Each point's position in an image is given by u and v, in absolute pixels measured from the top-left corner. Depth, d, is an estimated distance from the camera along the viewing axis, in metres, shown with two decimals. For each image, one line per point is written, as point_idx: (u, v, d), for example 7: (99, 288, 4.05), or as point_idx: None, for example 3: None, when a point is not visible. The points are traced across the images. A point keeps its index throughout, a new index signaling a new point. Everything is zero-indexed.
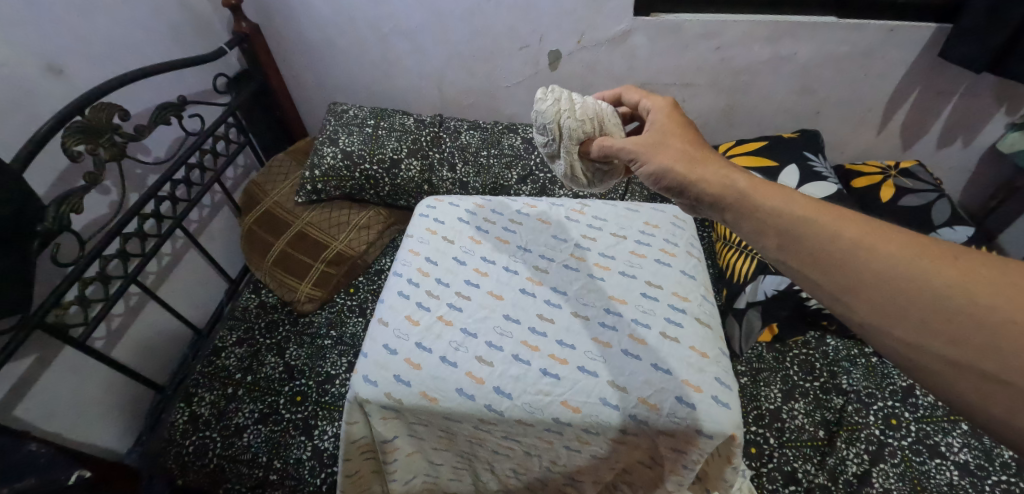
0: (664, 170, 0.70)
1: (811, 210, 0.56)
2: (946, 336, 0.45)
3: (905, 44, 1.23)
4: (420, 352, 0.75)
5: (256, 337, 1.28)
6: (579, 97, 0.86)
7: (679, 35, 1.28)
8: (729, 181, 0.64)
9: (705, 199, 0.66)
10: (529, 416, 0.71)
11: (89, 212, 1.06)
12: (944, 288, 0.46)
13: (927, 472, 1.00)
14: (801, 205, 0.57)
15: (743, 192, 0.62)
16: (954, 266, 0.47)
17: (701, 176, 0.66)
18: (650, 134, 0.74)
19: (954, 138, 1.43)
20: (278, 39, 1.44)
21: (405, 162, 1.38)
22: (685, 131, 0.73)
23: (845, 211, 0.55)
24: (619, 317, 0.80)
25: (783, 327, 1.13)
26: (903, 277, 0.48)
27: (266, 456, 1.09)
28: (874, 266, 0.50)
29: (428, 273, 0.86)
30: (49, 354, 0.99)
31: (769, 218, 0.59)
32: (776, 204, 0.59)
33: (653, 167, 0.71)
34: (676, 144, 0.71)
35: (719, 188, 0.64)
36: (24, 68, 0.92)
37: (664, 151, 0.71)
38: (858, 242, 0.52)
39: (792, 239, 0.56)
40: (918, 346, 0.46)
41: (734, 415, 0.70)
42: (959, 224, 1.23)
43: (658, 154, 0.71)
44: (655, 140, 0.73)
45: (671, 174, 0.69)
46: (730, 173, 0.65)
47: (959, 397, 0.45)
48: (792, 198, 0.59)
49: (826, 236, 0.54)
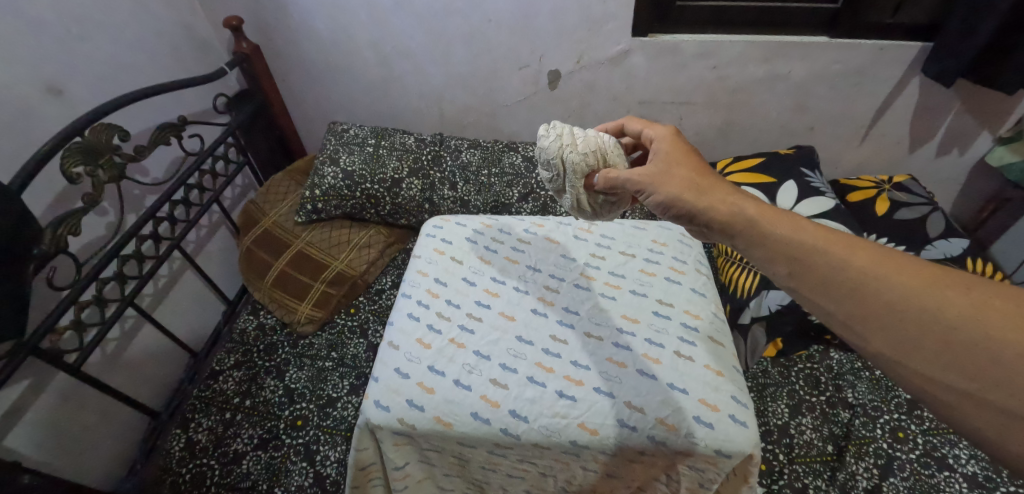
0: (672, 201, 0.70)
1: (820, 236, 0.57)
2: (960, 370, 0.45)
3: (894, 62, 1.27)
4: (433, 376, 0.74)
5: (255, 360, 1.26)
6: (580, 131, 0.87)
7: (677, 54, 1.30)
8: (737, 209, 0.65)
9: (714, 228, 0.67)
10: (547, 439, 0.70)
11: (86, 233, 1.05)
12: (956, 321, 0.46)
13: (937, 485, 1.00)
14: (810, 232, 0.58)
15: (752, 221, 0.63)
16: (968, 298, 0.46)
17: (710, 202, 0.67)
18: (656, 166, 0.74)
19: (945, 152, 1.47)
20: (278, 60, 1.44)
21: (406, 182, 1.39)
22: (692, 161, 0.73)
23: (853, 239, 0.55)
24: (632, 337, 0.80)
25: (788, 341, 1.13)
26: (915, 308, 0.48)
27: (265, 484, 1.06)
28: (886, 299, 0.50)
29: (438, 294, 0.86)
30: (42, 380, 0.96)
31: (780, 247, 0.59)
32: (786, 233, 0.59)
33: (661, 197, 0.71)
34: (682, 173, 0.71)
35: (728, 216, 0.65)
36: (25, 90, 0.91)
37: (671, 181, 0.71)
38: (870, 271, 0.52)
39: (803, 268, 0.56)
40: (939, 381, 0.46)
41: (752, 434, 0.69)
42: (953, 236, 1.25)
43: (665, 185, 0.71)
44: (661, 170, 0.73)
45: (679, 204, 0.69)
46: (739, 200, 0.65)
47: (978, 431, 0.45)
48: (802, 226, 0.59)
49: (837, 264, 0.54)
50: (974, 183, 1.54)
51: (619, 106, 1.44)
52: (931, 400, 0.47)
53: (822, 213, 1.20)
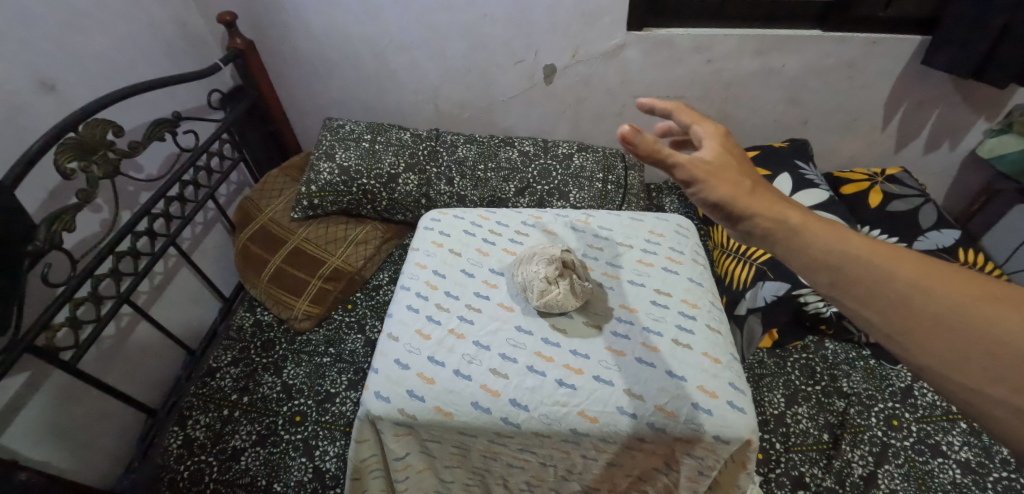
0: (724, 203, 0.59)
1: (864, 245, 0.52)
2: (1009, 384, 0.43)
3: (886, 55, 1.28)
4: (433, 366, 0.75)
5: (252, 356, 1.25)
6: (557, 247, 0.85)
7: (672, 48, 1.31)
8: (779, 216, 0.57)
9: (755, 236, 0.58)
10: (546, 428, 0.70)
11: (81, 230, 1.04)
12: (1008, 335, 0.44)
13: (931, 471, 1.01)
14: (851, 240, 0.53)
15: (793, 228, 0.56)
16: (1022, 313, 0.44)
17: (758, 208, 0.58)
18: (712, 157, 0.61)
19: (935, 146, 1.50)
20: (272, 55, 1.44)
21: (404, 177, 1.38)
22: (740, 159, 0.62)
23: (897, 246, 0.51)
24: (630, 326, 0.80)
25: (783, 332, 1.16)
26: (966, 322, 0.46)
27: (265, 479, 1.06)
28: (934, 311, 0.47)
29: (437, 286, 0.86)
30: (38, 378, 0.96)
31: (818, 253, 0.53)
32: (827, 240, 0.54)
33: (715, 196, 0.59)
34: (733, 172, 0.60)
35: (771, 223, 0.57)
36: (17, 86, 0.90)
37: (725, 179, 0.60)
38: (916, 284, 0.48)
39: (843, 277, 0.52)
40: (990, 396, 0.44)
41: (750, 420, 0.70)
42: (945, 227, 1.28)
43: (720, 182, 0.60)
44: (718, 163, 0.60)
45: (731, 207, 0.59)
46: (784, 208, 0.58)
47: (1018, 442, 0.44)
48: (843, 234, 0.54)
49: (881, 273, 0.50)
50: (965, 175, 1.57)
51: (615, 101, 1.44)
52: (974, 410, 0.45)
53: (816, 206, 1.22)
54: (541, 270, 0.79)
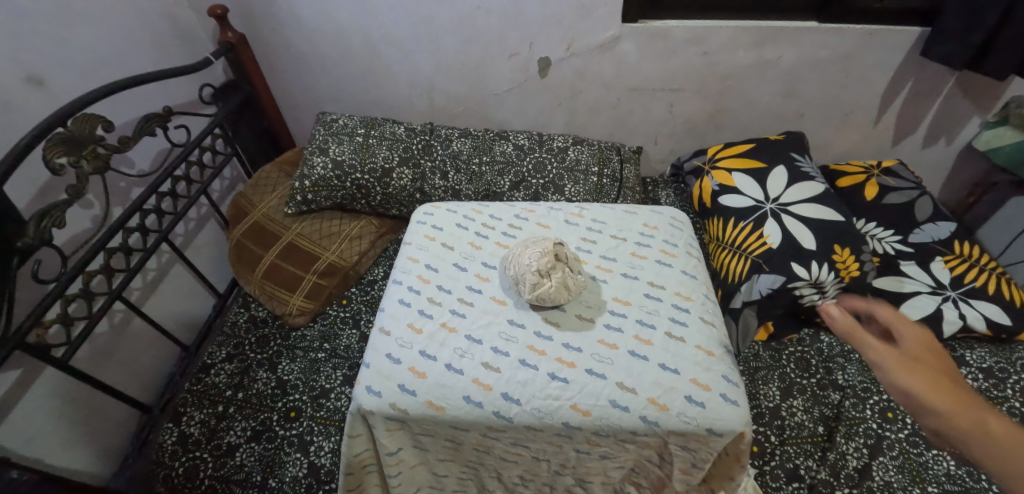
0: (944, 415, 0.75)
1: (930, 388, 0.80)
2: None
3: (882, 46, 1.28)
4: (424, 360, 0.74)
5: (247, 352, 1.25)
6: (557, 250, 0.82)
7: (667, 41, 1.30)
8: (903, 384, 0.82)
9: (914, 412, 0.79)
10: (538, 422, 0.70)
11: (72, 226, 1.03)
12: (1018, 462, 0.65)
13: (925, 463, 1.01)
14: (947, 397, 0.77)
15: (906, 393, 0.81)
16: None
17: (934, 400, 0.77)
18: (912, 353, 0.89)
19: (931, 138, 1.49)
20: (264, 49, 1.42)
21: (398, 171, 1.37)
22: (933, 361, 0.86)
23: (962, 392, 0.78)
24: (623, 319, 0.80)
25: (778, 325, 1.17)
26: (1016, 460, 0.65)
27: (260, 475, 1.06)
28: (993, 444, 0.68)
29: (429, 280, 0.85)
30: (30, 375, 0.95)
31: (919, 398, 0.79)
32: (913, 387, 0.81)
33: (909, 385, 0.81)
34: (927, 373, 0.83)
35: (933, 401, 0.77)
36: (3, 80, 0.89)
37: (920, 372, 0.83)
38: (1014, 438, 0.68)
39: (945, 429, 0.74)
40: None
41: (743, 412, 0.70)
42: (941, 220, 1.28)
43: (915, 377, 0.82)
44: (910, 366, 0.85)
45: (930, 405, 0.77)
46: (932, 393, 0.78)
47: None
48: (941, 386, 0.79)
49: (976, 420, 0.72)
50: (961, 167, 1.57)
51: (610, 93, 1.43)
52: None
53: (812, 198, 1.21)
54: (533, 263, 0.78)
